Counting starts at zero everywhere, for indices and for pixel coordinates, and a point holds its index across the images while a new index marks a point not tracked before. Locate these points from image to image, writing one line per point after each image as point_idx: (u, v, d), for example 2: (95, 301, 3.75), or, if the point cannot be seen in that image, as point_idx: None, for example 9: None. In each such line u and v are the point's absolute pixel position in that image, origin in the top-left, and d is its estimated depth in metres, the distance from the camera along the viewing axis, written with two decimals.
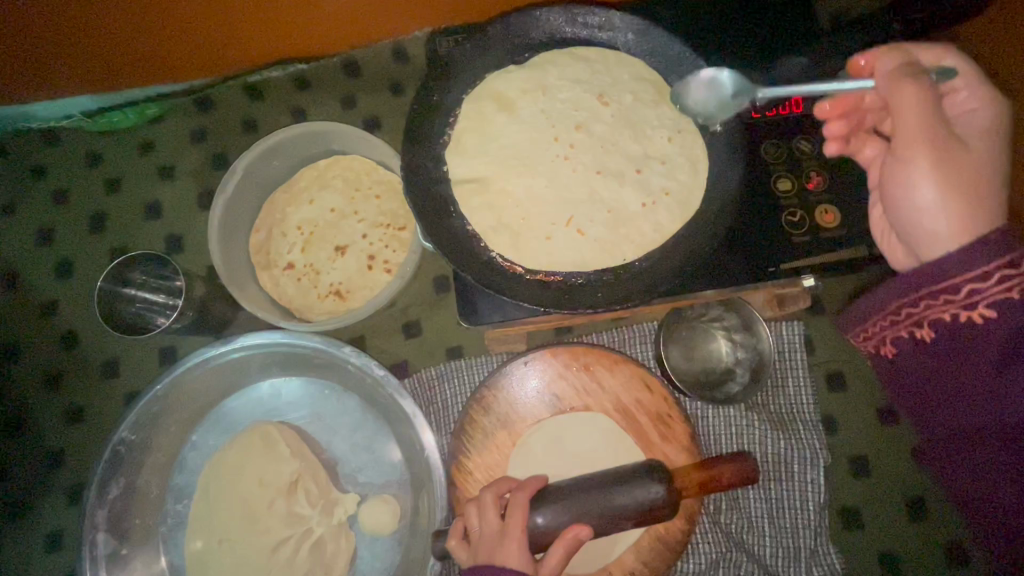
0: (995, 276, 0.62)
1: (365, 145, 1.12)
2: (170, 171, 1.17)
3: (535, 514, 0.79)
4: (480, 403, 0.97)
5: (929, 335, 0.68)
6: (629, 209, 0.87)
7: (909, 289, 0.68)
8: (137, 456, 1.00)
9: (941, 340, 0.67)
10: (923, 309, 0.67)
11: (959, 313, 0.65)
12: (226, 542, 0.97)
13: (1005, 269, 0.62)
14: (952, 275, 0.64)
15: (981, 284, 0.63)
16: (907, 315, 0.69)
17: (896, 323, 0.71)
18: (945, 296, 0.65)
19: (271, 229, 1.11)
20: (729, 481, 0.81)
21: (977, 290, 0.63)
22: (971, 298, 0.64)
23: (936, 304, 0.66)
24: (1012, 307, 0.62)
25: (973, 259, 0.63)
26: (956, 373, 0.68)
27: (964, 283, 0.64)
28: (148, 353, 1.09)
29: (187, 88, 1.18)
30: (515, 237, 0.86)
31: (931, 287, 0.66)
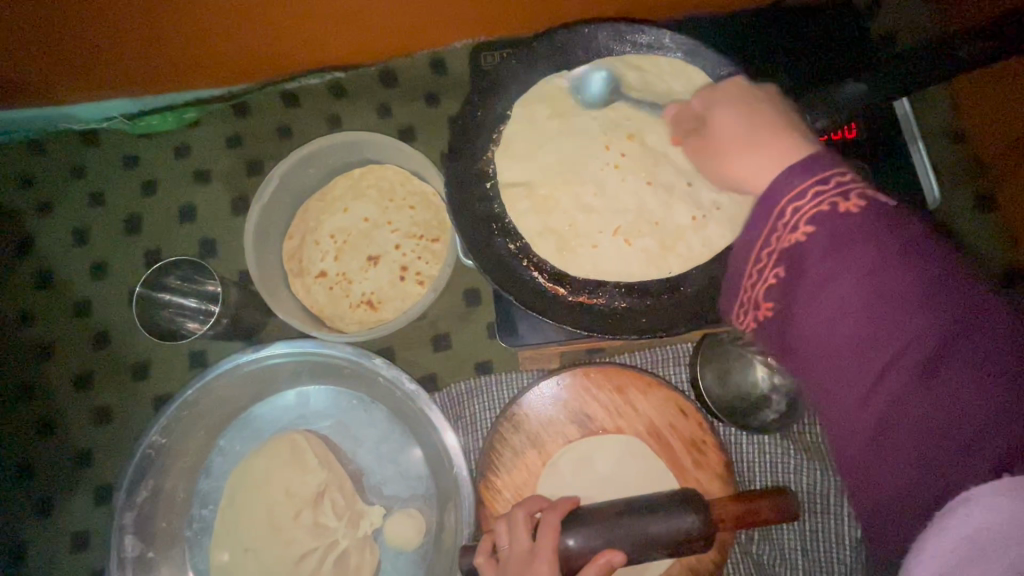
0: (808, 193, 0.51)
1: (400, 155, 1.11)
2: (205, 175, 1.18)
3: (566, 537, 0.76)
4: (510, 420, 0.95)
5: (784, 272, 0.53)
6: (678, 223, 0.85)
7: (754, 232, 0.55)
8: (165, 460, 1.00)
9: (798, 283, 0.52)
10: (777, 241, 0.53)
11: (790, 239, 0.52)
12: (251, 550, 0.96)
13: (821, 184, 0.51)
14: (783, 190, 0.52)
15: (800, 201, 0.51)
16: (765, 254, 0.54)
17: (762, 273, 0.55)
18: (777, 223, 0.52)
19: (304, 236, 1.11)
20: (767, 514, 0.79)
21: (840, 204, 0.50)
22: (801, 215, 0.51)
23: (780, 237, 0.53)
24: (858, 218, 0.49)
25: (788, 172, 0.52)
26: (829, 327, 0.50)
27: (787, 200, 0.52)
28: (179, 357, 1.10)
29: (226, 94, 1.19)
30: (554, 253, 0.86)
31: (772, 209, 0.53)
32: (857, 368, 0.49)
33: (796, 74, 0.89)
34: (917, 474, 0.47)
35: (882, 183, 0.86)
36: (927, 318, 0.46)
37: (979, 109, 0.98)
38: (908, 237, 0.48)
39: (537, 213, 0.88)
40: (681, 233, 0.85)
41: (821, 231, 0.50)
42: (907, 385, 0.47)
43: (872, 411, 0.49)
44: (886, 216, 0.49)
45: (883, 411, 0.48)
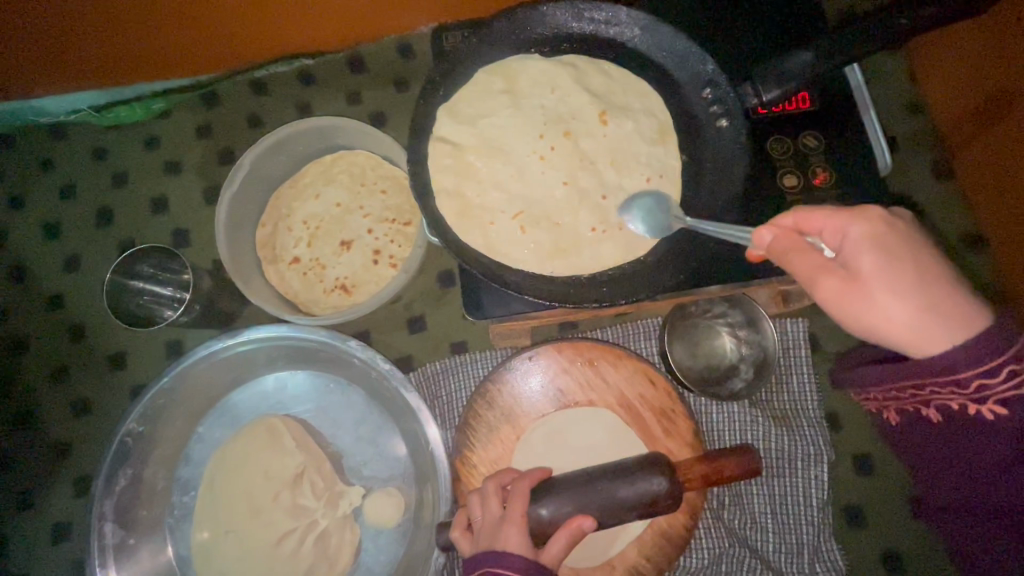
0: (1000, 373, 0.60)
1: (370, 140, 1.12)
2: (176, 166, 1.18)
3: (538, 506, 0.78)
4: (484, 397, 0.97)
5: (942, 411, 0.70)
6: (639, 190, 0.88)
7: (920, 378, 0.65)
8: (144, 448, 1.00)
9: (954, 417, 0.68)
10: (932, 394, 0.68)
11: (964, 401, 0.65)
12: (231, 534, 0.98)
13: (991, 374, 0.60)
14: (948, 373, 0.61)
15: (987, 379, 0.61)
16: (917, 391, 0.69)
17: (903, 399, 0.73)
18: (954, 386, 0.64)
19: (277, 223, 1.12)
20: (732, 474, 0.81)
21: (986, 386, 0.62)
22: (984, 391, 0.62)
23: (943, 389, 0.65)
24: (1013, 400, 0.62)
25: (971, 359, 0.59)
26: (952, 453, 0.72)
27: (974, 377, 0.61)
28: (155, 347, 1.10)
29: (195, 84, 1.19)
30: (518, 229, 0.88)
31: (936, 380, 0.64)
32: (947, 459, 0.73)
33: (751, 46, 0.91)
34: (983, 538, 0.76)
35: (838, 150, 0.87)
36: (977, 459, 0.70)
37: (936, 75, 1.03)
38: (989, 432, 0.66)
39: (503, 190, 0.89)
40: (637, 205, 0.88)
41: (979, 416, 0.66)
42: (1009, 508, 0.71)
43: (950, 491, 0.77)
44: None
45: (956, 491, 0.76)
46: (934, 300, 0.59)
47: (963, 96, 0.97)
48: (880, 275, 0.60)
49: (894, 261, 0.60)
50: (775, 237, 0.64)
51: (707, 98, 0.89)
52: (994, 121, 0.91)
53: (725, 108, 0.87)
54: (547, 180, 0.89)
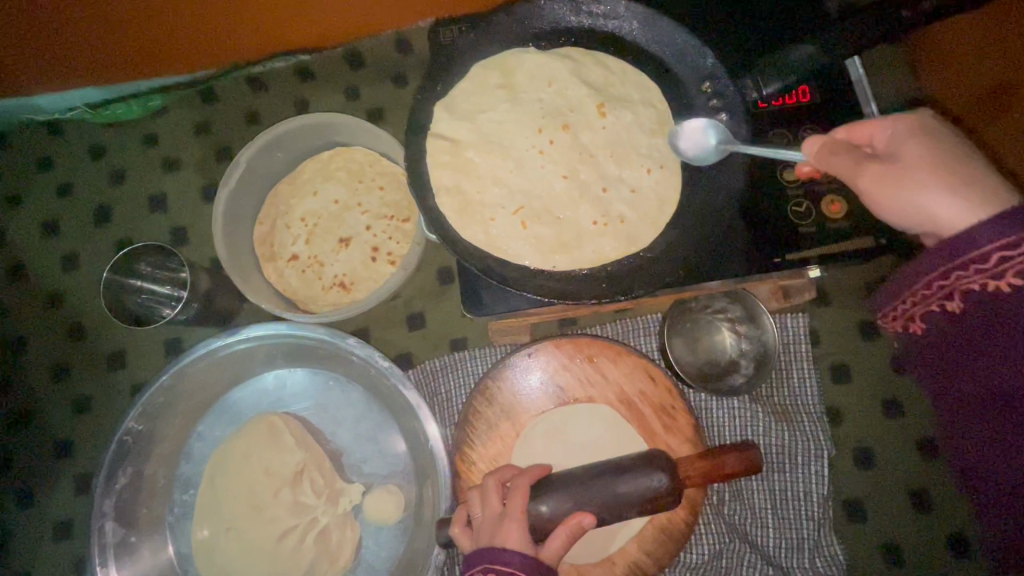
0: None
1: (368, 136, 1.11)
2: (174, 163, 1.18)
3: (538, 503, 0.78)
4: (484, 394, 0.97)
5: (960, 307, 0.64)
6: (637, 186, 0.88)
7: (939, 261, 0.62)
8: (144, 446, 1.00)
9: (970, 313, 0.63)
10: (956, 279, 0.62)
11: (984, 284, 0.61)
12: (232, 531, 0.98)
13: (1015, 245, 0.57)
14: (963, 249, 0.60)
15: (1011, 251, 0.58)
16: (936, 287, 0.64)
17: (929, 298, 0.66)
18: (977, 265, 0.60)
19: (275, 221, 1.11)
20: (732, 470, 0.81)
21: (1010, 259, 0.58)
22: (1005, 269, 0.59)
23: (965, 274, 0.61)
24: None
25: (988, 230, 0.58)
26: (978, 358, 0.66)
27: (996, 251, 0.58)
28: (154, 345, 1.10)
29: (191, 80, 1.18)
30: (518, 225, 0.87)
31: (959, 259, 0.60)
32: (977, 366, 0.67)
33: (752, 39, 0.90)
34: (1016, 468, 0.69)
35: None
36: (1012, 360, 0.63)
37: (937, 69, 1.02)
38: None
39: (501, 186, 0.88)
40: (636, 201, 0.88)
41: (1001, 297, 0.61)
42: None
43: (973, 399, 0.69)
44: None
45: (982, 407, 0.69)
46: (958, 177, 0.62)
47: (964, 89, 0.96)
48: (909, 162, 0.64)
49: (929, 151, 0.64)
50: (815, 149, 0.72)
51: (707, 91, 0.88)
52: (997, 113, 0.90)
53: (725, 102, 0.86)
54: (546, 175, 0.88)
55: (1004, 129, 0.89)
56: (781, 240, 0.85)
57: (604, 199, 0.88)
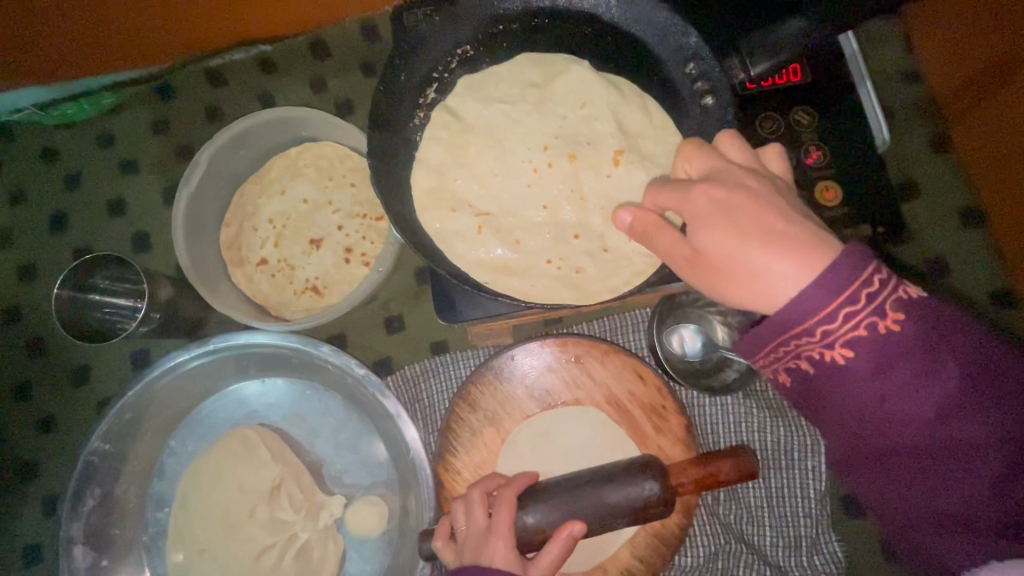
0: (838, 316, 0.53)
1: (337, 131, 1.05)
2: (132, 165, 1.11)
3: (524, 514, 0.75)
4: (466, 400, 0.93)
5: (815, 368, 0.56)
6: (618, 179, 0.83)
7: (769, 337, 0.56)
8: (113, 466, 0.96)
9: (842, 385, 0.56)
10: (800, 346, 0.55)
11: (821, 351, 0.55)
12: (208, 551, 0.93)
13: (850, 305, 0.53)
14: (798, 318, 0.53)
15: (830, 323, 0.53)
16: (786, 349, 0.56)
17: (788, 358, 0.57)
18: (804, 339, 0.54)
19: (242, 223, 1.06)
20: (726, 476, 0.77)
21: (831, 329, 0.53)
22: (838, 338, 0.54)
23: (802, 343, 0.55)
24: (866, 339, 0.54)
25: (807, 295, 0.53)
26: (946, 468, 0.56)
27: (817, 322, 0.53)
28: (120, 358, 1.05)
29: (146, 75, 1.12)
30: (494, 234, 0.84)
31: (794, 331, 0.54)
32: (914, 467, 0.57)
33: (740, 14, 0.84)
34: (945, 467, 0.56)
35: (831, 126, 0.81)
36: (948, 407, 0.54)
37: (933, 43, 0.97)
38: (920, 318, 0.54)
39: None
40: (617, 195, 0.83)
41: (877, 339, 0.54)
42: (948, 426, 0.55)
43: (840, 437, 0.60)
44: (915, 315, 0.54)
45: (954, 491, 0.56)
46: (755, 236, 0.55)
47: (960, 68, 0.92)
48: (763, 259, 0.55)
49: (749, 214, 0.55)
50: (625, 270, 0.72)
51: (691, 74, 0.82)
52: (993, 92, 0.86)
53: (711, 84, 0.81)
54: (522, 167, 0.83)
55: (1000, 111, 0.85)
56: None
57: (584, 193, 0.84)
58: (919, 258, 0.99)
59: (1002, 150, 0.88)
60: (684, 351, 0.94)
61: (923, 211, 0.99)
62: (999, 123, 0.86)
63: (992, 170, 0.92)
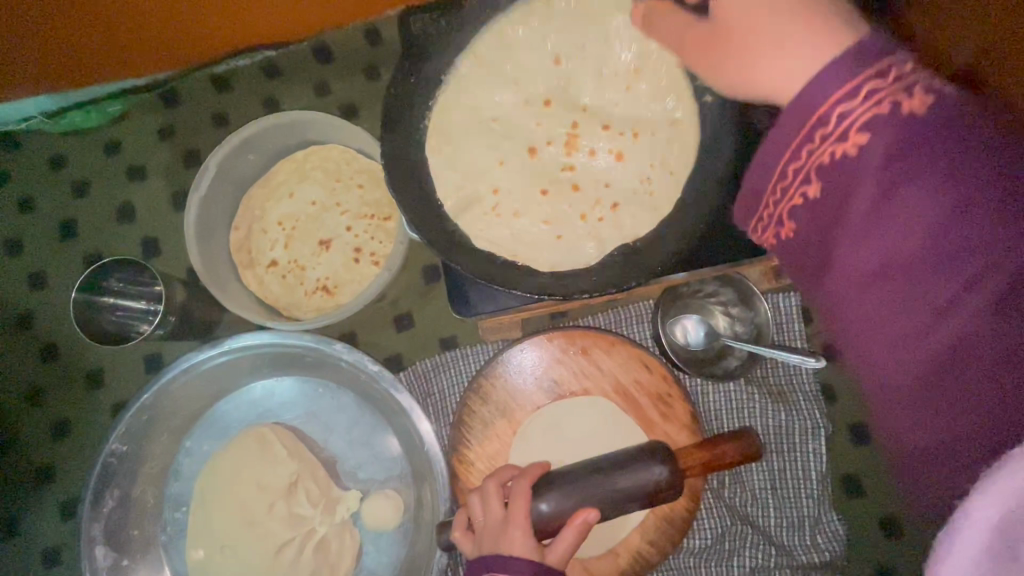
0: (840, 105, 0.46)
1: (342, 133, 1.07)
2: (140, 171, 1.13)
3: (539, 502, 0.77)
4: (477, 393, 0.95)
5: (821, 185, 0.49)
6: (627, 175, 0.83)
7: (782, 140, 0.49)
8: (131, 467, 0.98)
9: (851, 196, 0.48)
10: (807, 155, 0.49)
11: (827, 155, 0.48)
12: (227, 548, 0.95)
13: (854, 94, 0.46)
14: (818, 99, 0.47)
15: (849, 106, 0.46)
16: (791, 171, 0.50)
17: (789, 186, 0.51)
18: (821, 131, 0.47)
19: (251, 226, 1.08)
20: (732, 459, 0.80)
21: (830, 126, 0.47)
22: (850, 122, 0.46)
23: (813, 150, 0.48)
24: (881, 132, 0.46)
25: (825, 77, 0.47)
26: (948, 316, 0.45)
27: (828, 108, 0.47)
28: (134, 362, 1.06)
29: (151, 83, 1.13)
30: (501, 203, 0.84)
31: (808, 134, 0.48)
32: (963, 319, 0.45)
33: None
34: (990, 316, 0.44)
35: None
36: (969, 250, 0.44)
37: None
38: (954, 121, 0.44)
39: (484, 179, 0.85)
40: (619, 152, 0.83)
41: (907, 120, 0.45)
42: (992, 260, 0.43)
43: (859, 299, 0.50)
44: (949, 108, 0.45)
45: (949, 362, 0.46)
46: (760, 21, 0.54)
47: None
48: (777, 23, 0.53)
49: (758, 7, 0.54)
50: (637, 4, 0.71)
51: None
52: None
53: None
54: (531, 98, 0.84)
55: None
56: None
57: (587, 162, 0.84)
58: None
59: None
60: (688, 342, 0.97)
61: None
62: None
63: None
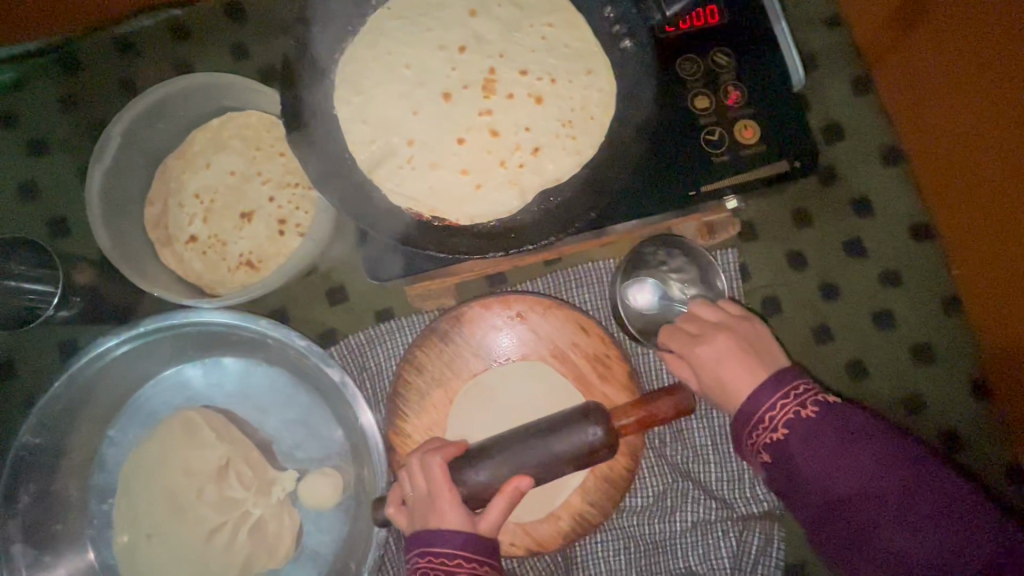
0: (765, 411, 0.70)
1: (259, 97, 1.00)
2: (43, 145, 1.04)
3: (472, 471, 0.75)
4: (412, 364, 0.92)
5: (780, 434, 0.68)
6: (548, 122, 0.79)
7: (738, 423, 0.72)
8: (51, 459, 0.92)
9: (786, 442, 0.67)
10: (757, 438, 0.70)
11: (774, 439, 0.68)
12: (156, 536, 0.92)
13: (784, 397, 0.69)
14: (756, 408, 0.70)
15: (770, 412, 0.69)
16: (747, 436, 0.71)
17: (759, 430, 0.70)
18: (763, 427, 0.69)
19: (167, 200, 1.01)
20: (665, 415, 0.79)
21: (782, 422, 0.68)
22: (781, 420, 0.69)
23: (758, 437, 0.70)
24: (804, 425, 0.67)
25: (756, 395, 0.71)
26: (870, 505, 0.63)
27: (763, 411, 0.70)
28: (48, 350, 1.00)
29: (45, 46, 1.04)
30: (416, 155, 0.78)
31: (745, 420, 0.71)
32: (876, 515, 0.63)
33: None
34: (896, 508, 0.62)
35: (750, 65, 0.77)
36: (874, 481, 0.63)
37: None
38: (834, 405, 0.68)
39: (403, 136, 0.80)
40: (538, 96, 0.79)
41: (802, 420, 0.67)
42: (888, 482, 0.63)
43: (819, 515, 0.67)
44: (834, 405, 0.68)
45: (881, 546, 0.62)
46: (753, 355, 0.77)
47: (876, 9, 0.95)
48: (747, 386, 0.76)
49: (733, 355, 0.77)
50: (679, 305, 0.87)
51: (609, 17, 0.80)
52: (914, 22, 0.88)
53: (629, 26, 0.80)
54: (446, 43, 0.80)
55: (922, 43, 0.88)
56: (695, 170, 0.75)
57: (504, 111, 0.79)
58: (847, 196, 1.03)
59: (983, 112, 0.81)
60: (642, 306, 0.94)
61: (847, 152, 1.04)
62: (973, 80, 0.81)
63: (912, 103, 0.95)
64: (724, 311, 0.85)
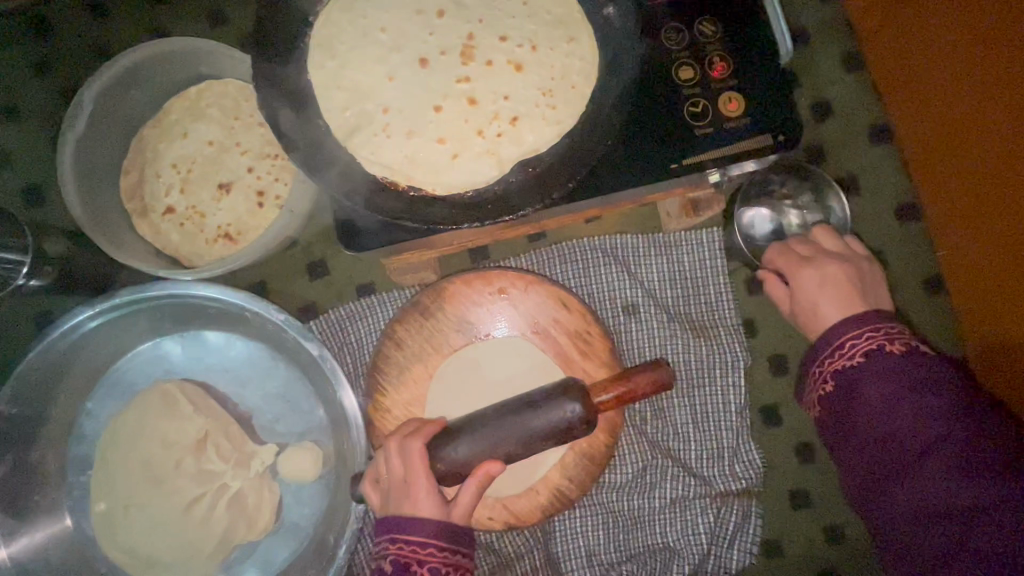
0: (851, 342, 0.70)
1: (237, 64, 0.97)
2: (13, 112, 1.01)
3: (449, 448, 0.75)
4: (392, 338, 0.92)
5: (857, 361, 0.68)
6: (529, 92, 0.77)
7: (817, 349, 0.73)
8: (28, 429, 0.92)
9: (859, 372, 0.68)
10: (828, 364, 0.71)
11: (847, 365, 0.69)
12: (133, 507, 0.92)
13: (873, 330, 0.69)
14: (839, 333, 0.71)
15: (858, 341, 0.69)
16: (824, 363, 0.71)
17: (833, 358, 0.71)
18: (841, 355, 0.70)
19: (143, 169, 0.98)
20: (644, 393, 0.78)
21: (865, 354, 0.68)
22: (862, 353, 0.69)
23: (830, 364, 0.71)
24: (886, 360, 0.67)
25: (842, 324, 0.71)
26: (930, 448, 0.62)
27: (845, 338, 0.70)
28: (22, 321, 0.98)
29: (19, 14, 1.01)
30: (393, 122, 0.77)
31: (825, 346, 0.72)
32: (931, 458, 0.61)
33: None
34: (956, 459, 0.60)
35: (737, 36, 0.76)
36: (937, 418, 0.62)
37: None
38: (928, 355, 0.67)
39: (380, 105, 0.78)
40: (518, 64, 0.78)
41: (884, 356, 0.67)
42: (955, 434, 0.61)
43: (870, 449, 0.66)
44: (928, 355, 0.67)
45: (927, 490, 0.60)
46: (856, 297, 0.76)
47: None
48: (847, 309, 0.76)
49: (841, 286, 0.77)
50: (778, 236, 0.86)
51: None
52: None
53: None
54: (424, 9, 0.78)
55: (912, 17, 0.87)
56: (678, 145, 0.75)
57: (484, 81, 0.77)
58: (835, 174, 1.02)
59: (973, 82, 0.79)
60: (754, 228, 0.93)
61: (838, 129, 1.02)
62: (961, 52, 0.80)
63: (901, 79, 0.94)
64: (847, 245, 0.84)
